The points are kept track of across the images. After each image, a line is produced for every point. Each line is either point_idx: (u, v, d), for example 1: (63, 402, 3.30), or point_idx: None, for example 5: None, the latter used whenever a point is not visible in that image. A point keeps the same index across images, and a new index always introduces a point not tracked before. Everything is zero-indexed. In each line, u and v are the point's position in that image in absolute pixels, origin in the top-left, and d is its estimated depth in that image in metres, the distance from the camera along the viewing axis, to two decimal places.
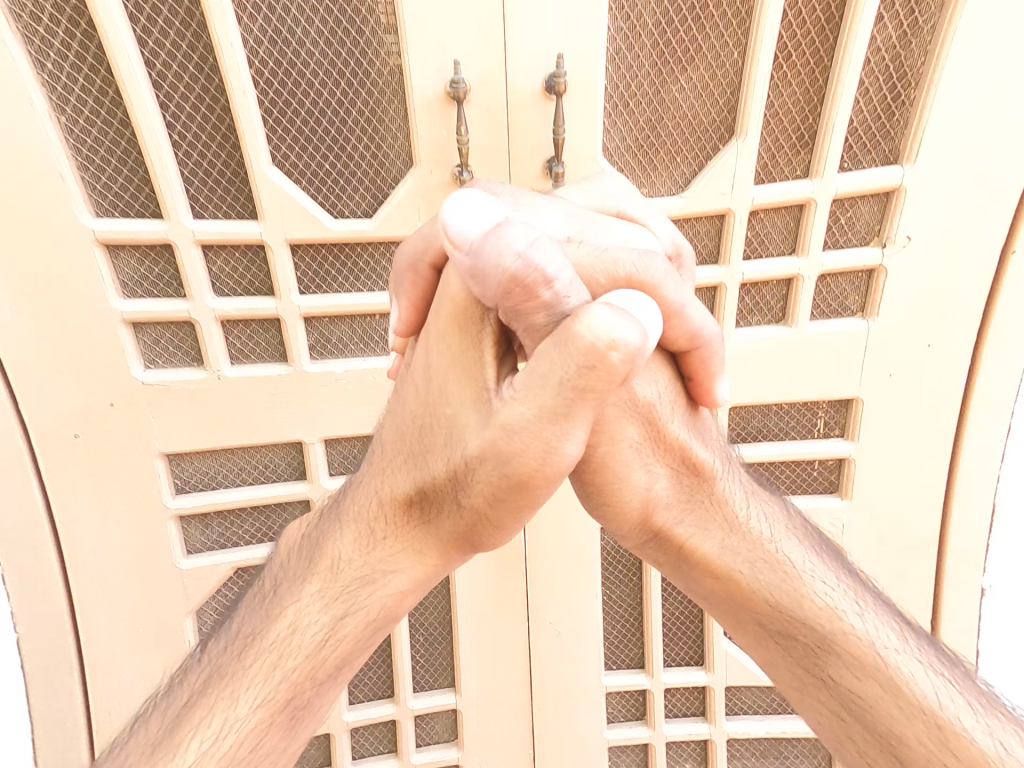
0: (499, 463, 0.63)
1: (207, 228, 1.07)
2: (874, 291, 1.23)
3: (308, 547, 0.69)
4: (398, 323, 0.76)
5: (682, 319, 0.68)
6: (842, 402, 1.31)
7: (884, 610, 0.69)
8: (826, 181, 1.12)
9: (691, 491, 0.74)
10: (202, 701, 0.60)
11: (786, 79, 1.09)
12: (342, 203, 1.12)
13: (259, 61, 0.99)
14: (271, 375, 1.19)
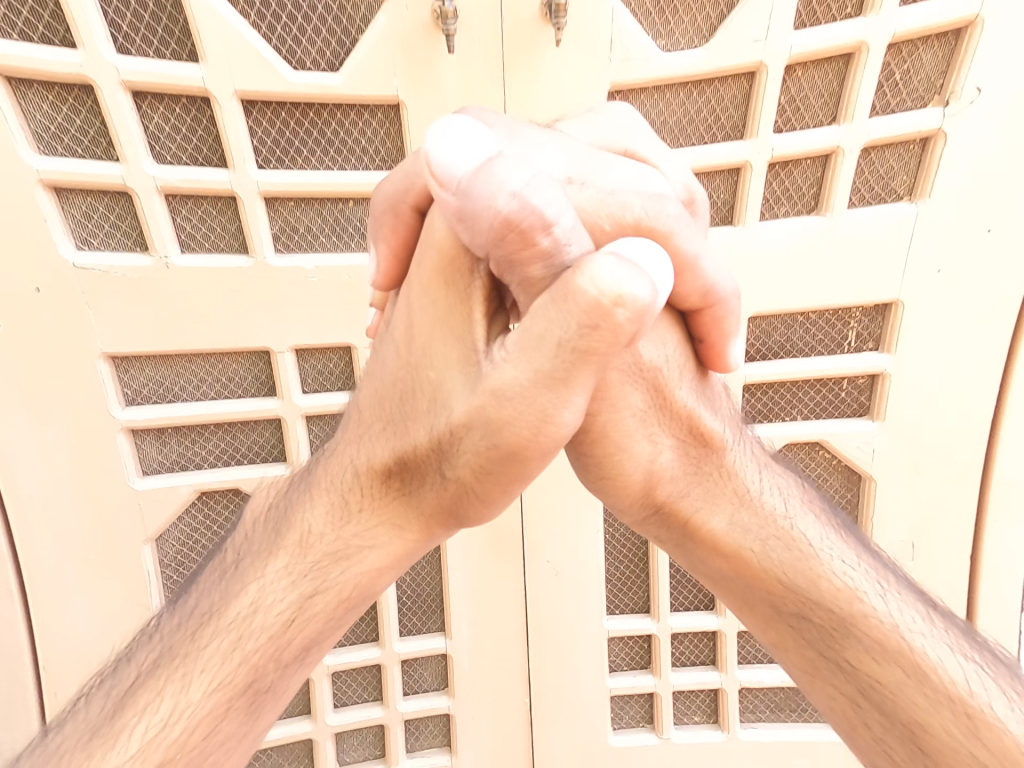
0: (487, 432, 0.56)
1: (133, 67, 1.01)
2: (928, 167, 1.19)
3: (274, 518, 0.64)
4: (377, 275, 0.68)
5: (695, 273, 0.61)
6: (879, 308, 1.29)
7: (907, 590, 0.64)
8: (881, 20, 1.07)
9: (698, 463, 0.68)
10: (148, 684, 0.53)
11: None
12: (302, 54, 1.07)
13: None
14: (232, 267, 1.16)
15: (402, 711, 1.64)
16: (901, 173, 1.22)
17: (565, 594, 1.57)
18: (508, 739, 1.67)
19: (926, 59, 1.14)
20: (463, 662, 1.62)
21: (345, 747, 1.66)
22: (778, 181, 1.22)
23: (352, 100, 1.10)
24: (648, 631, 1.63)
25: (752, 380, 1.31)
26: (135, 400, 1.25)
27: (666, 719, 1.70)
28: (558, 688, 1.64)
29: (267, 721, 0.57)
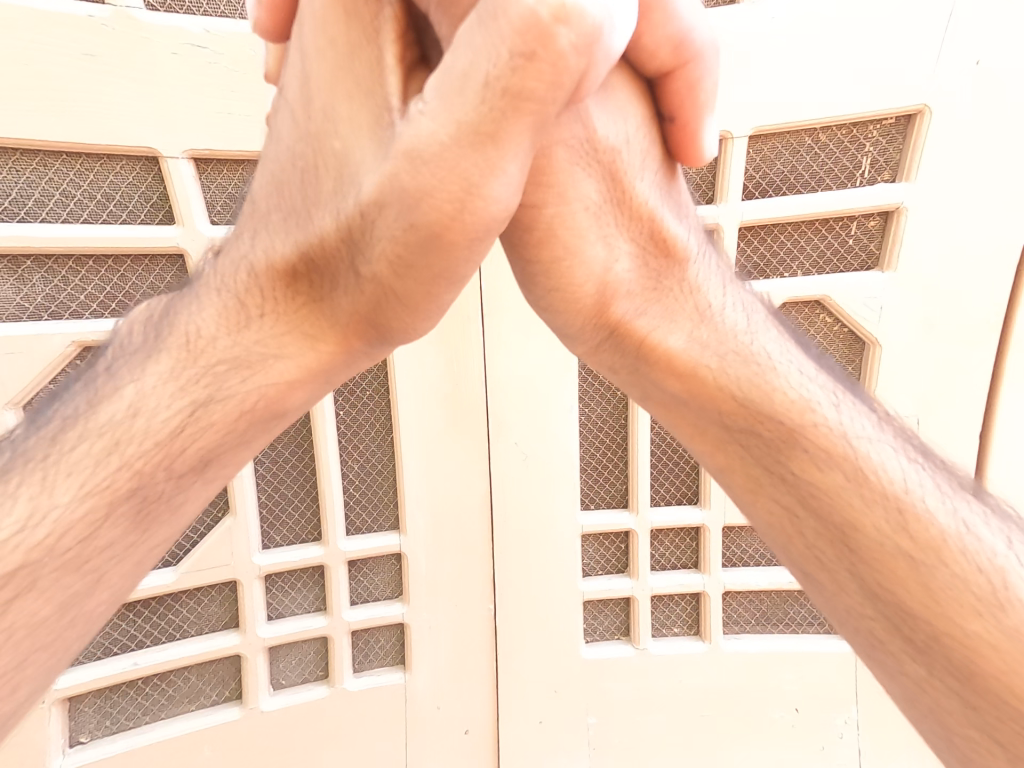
0: (402, 209, 0.46)
1: None
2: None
3: (156, 322, 0.55)
4: (258, 16, 0.52)
5: (666, 14, 0.50)
6: (906, 119, 1.65)
7: (861, 402, 0.63)
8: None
9: (657, 277, 0.61)
10: (2, 484, 0.48)
11: None
12: None
13: None
14: (90, 19, 1.29)
15: (348, 620, 1.85)
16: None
17: (536, 473, 1.83)
18: (469, 632, 1.94)
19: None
20: (421, 562, 1.86)
21: (281, 667, 1.85)
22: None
23: None
24: (627, 527, 1.92)
25: (772, 218, 1.70)
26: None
27: (640, 624, 2.02)
28: (527, 578, 1.91)
29: (159, 535, 0.53)
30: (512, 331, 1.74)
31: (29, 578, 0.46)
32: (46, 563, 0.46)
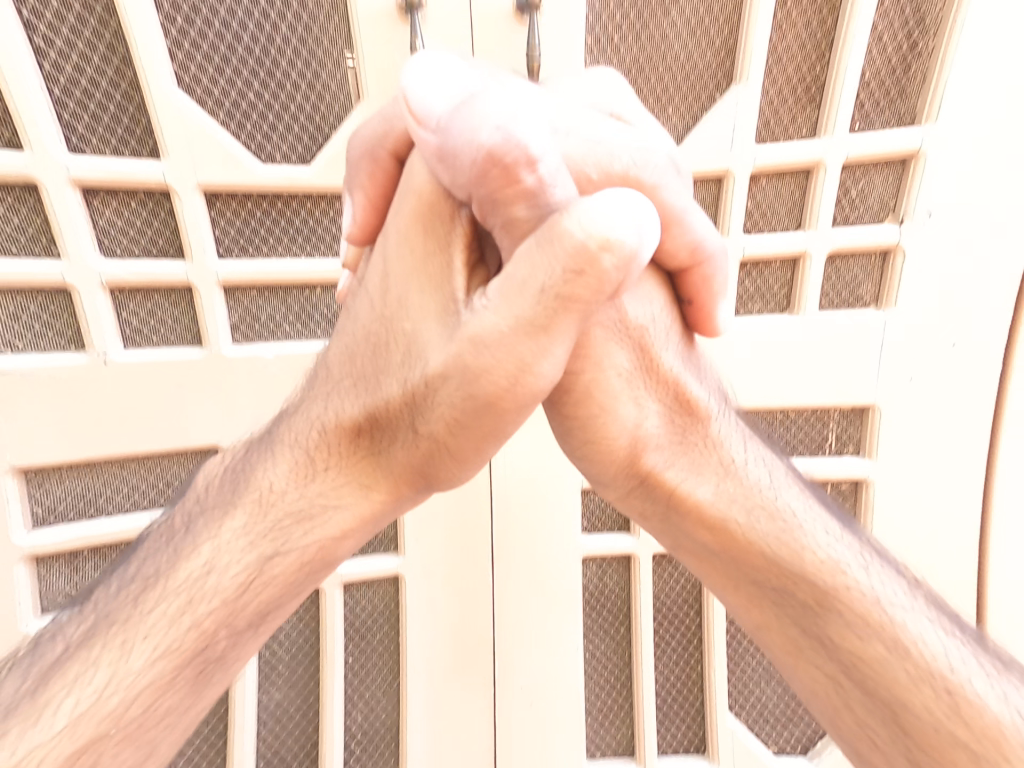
0: (464, 382, 0.53)
1: (87, 165, 0.90)
2: (910, 181, 1.07)
3: (232, 476, 0.60)
4: (350, 227, 0.64)
5: (682, 228, 0.61)
6: (856, 411, 1.20)
7: (889, 565, 0.64)
8: (838, 139, 1.02)
9: (683, 432, 0.66)
10: (82, 652, 0.50)
11: (792, 20, 0.99)
12: (270, 146, 0.98)
13: None
14: (184, 360, 1.03)
15: None
16: (867, 281, 1.14)
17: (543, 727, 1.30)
18: None
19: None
20: None
21: None
22: (751, 280, 1.14)
23: (322, 189, 1.01)
24: None
25: None
26: (45, 520, 1.03)
27: None
28: None
29: (214, 691, 0.55)
30: (519, 548, 1.28)
31: (92, 756, 0.47)
32: (111, 736, 0.47)
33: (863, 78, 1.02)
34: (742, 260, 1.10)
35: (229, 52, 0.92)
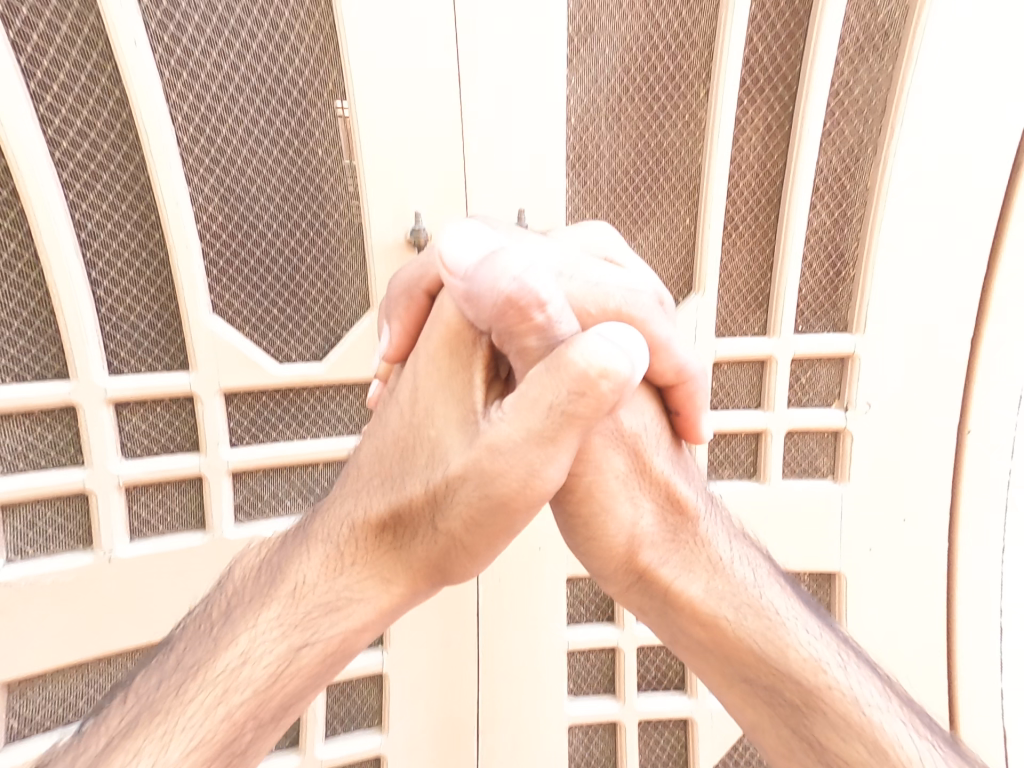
0: (481, 484, 0.61)
1: (122, 386, 1.15)
2: (848, 380, 1.43)
3: (269, 570, 0.68)
4: (387, 347, 0.76)
5: (668, 353, 0.72)
6: (827, 578, 1.55)
7: (866, 664, 0.68)
8: (784, 343, 1.37)
9: (675, 531, 0.72)
10: (125, 743, 0.57)
11: (735, 247, 1.34)
12: (287, 348, 1.23)
13: (206, 219, 1.12)
14: (187, 545, 1.26)
15: None
16: (822, 453, 1.50)
17: None
18: None
19: (857, 219, 1.33)
20: None
21: None
22: (722, 448, 1.47)
23: (331, 380, 1.27)
24: None
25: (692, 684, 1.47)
26: (18, 733, 1.20)
27: None
28: None
29: None
30: (509, 711, 1.44)
31: None
32: None
33: (800, 295, 1.38)
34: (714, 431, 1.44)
35: (255, 286, 1.18)
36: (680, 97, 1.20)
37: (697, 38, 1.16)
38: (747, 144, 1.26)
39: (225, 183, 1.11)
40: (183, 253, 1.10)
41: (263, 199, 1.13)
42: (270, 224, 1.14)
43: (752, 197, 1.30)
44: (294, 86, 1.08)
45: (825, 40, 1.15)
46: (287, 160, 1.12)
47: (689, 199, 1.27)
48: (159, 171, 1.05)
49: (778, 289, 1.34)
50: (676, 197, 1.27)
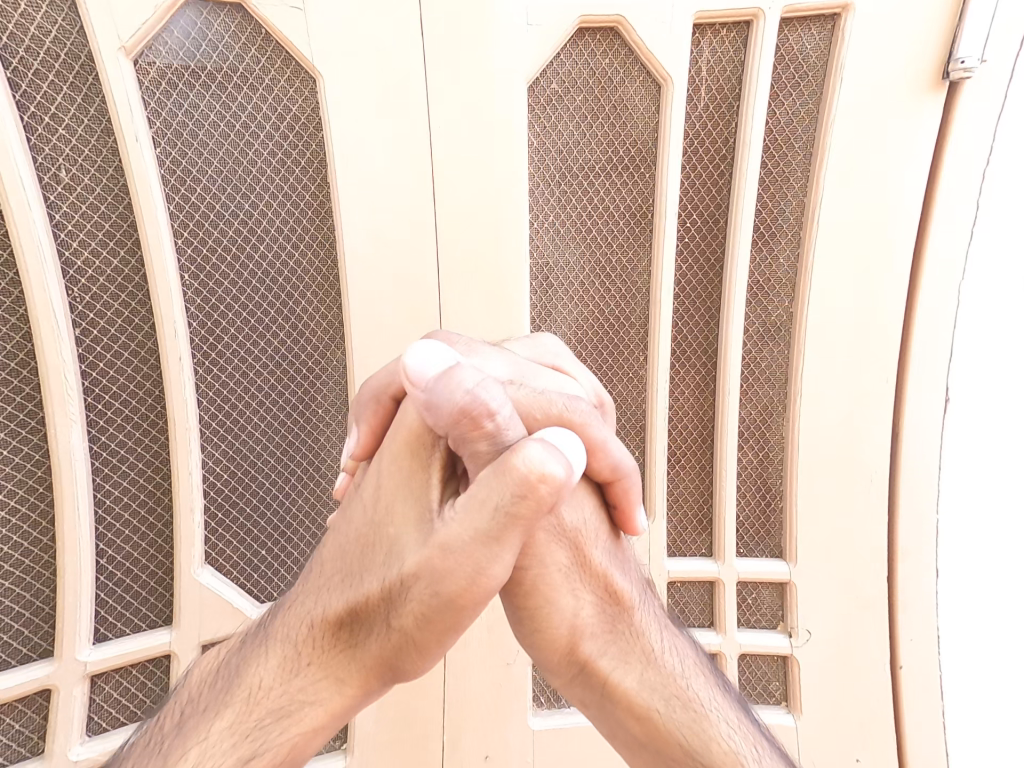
0: (432, 581, 0.66)
1: (99, 659, 1.40)
2: (789, 606, 1.79)
3: (227, 675, 0.70)
4: (354, 446, 0.84)
5: (605, 452, 0.81)
6: None
7: (775, 756, 0.77)
8: (728, 567, 1.76)
9: (613, 622, 0.78)
10: None
11: (682, 477, 1.76)
12: (266, 589, 1.55)
13: (214, 491, 1.47)
14: None
15: None
16: (775, 680, 1.85)
17: None
18: None
19: (779, 458, 1.75)
20: None
21: None
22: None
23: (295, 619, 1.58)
24: None
25: None
26: None
27: None
28: None
29: None
30: None
31: None
32: None
33: (740, 520, 1.79)
34: None
35: (244, 534, 1.52)
36: (628, 363, 1.66)
37: (635, 322, 1.63)
38: (683, 399, 1.72)
39: (234, 468, 1.48)
40: (187, 518, 1.42)
41: (264, 480, 1.51)
42: (264, 494, 1.52)
43: (692, 442, 1.75)
44: (299, 396, 1.50)
45: (734, 319, 1.61)
46: (284, 444, 1.51)
47: (638, 440, 1.70)
48: (181, 460, 1.40)
49: (718, 515, 1.74)
50: (631, 438, 1.70)
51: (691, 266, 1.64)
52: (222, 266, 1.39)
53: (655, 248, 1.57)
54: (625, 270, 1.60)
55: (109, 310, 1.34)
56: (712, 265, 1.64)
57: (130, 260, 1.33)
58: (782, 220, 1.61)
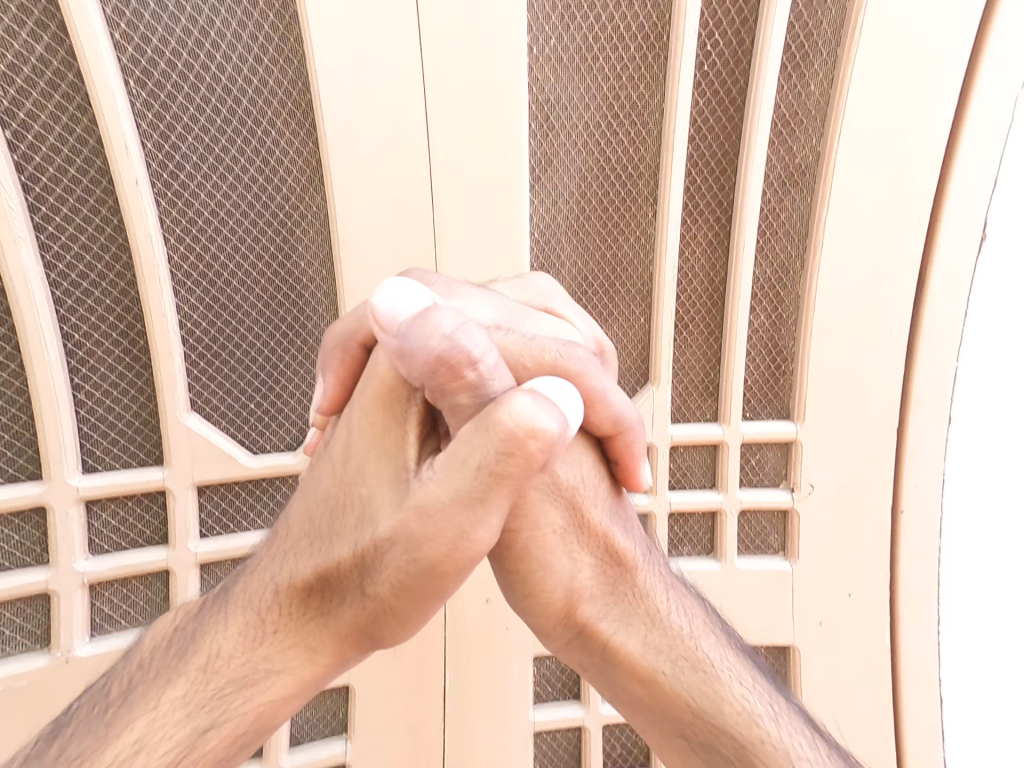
0: (409, 547, 0.59)
1: (92, 485, 1.20)
2: (794, 461, 1.58)
3: (181, 641, 0.65)
4: (320, 400, 0.76)
5: (606, 404, 0.73)
6: (782, 651, 1.66)
7: (796, 714, 0.72)
8: (733, 428, 1.54)
9: (614, 583, 0.72)
10: None
11: (689, 340, 1.52)
12: (262, 441, 1.33)
13: (193, 329, 1.24)
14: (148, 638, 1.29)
15: None
16: (773, 532, 1.64)
17: None
18: None
19: (793, 319, 1.53)
20: None
21: None
22: (679, 526, 1.61)
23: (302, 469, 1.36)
24: None
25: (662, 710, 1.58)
26: None
27: None
28: None
29: None
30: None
31: None
32: None
33: (746, 385, 1.56)
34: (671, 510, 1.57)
35: (233, 382, 1.29)
36: (634, 217, 1.41)
37: (644, 172, 1.38)
38: (695, 255, 1.47)
39: (213, 301, 1.24)
40: (165, 361, 1.20)
41: (249, 314, 1.26)
42: (250, 334, 1.27)
43: (699, 304, 1.50)
44: (279, 222, 1.24)
45: (754, 166, 1.37)
46: (267, 278, 1.26)
47: (644, 299, 1.46)
48: (151, 293, 1.17)
49: (728, 377, 1.51)
50: (637, 300, 1.45)
51: (709, 104, 1.37)
52: (170, 54, 1.10)
53: (669, 88, 1.31)
54: (636, 113, 1.34)
55: (38, 104, 1.06)
56: (732, 102, 1.38)
57: (58, 45, 1.05)
58: (815, 39, 1.35)
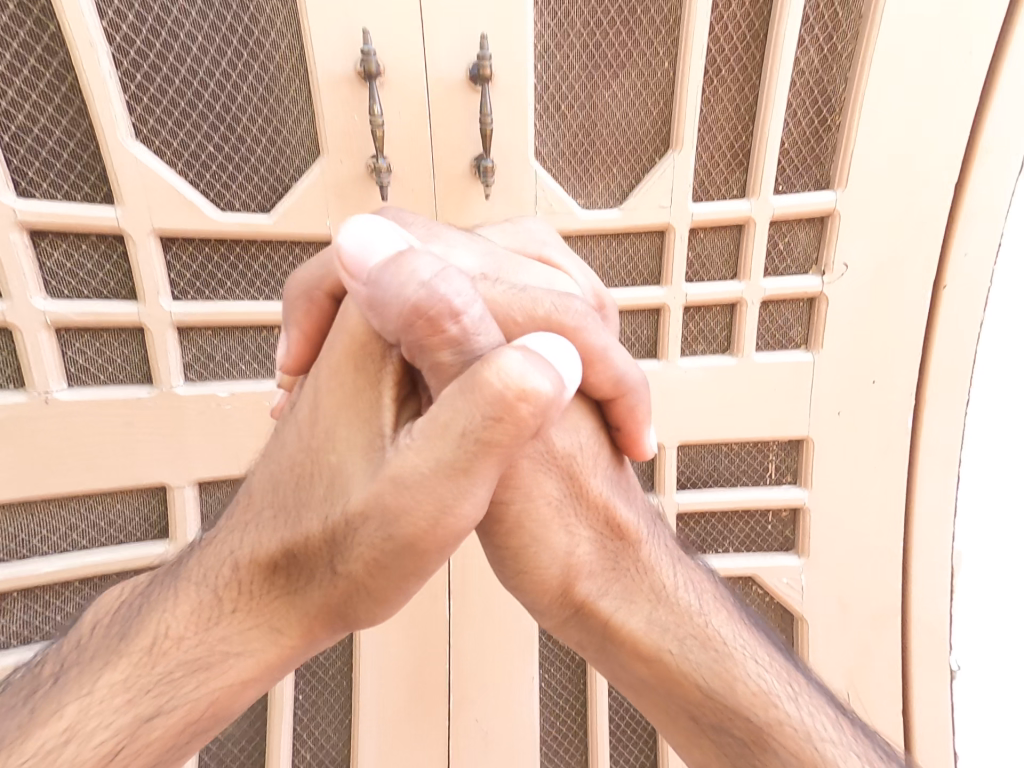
0: (384, 522, 0.52)
1: (34, 209, 0.99)
2: (829, 238, 1.21)
3: (127, 616, 0.60)
4: (284, 356, 0.68)
5: (606, 364, 0.65)
6: (793, 442, 1.35)
7: (816, 693, 0.67)
8: (764, 201, 1.16)
9: (616, 559, 0.67)
10: None
11: (718, 96, 1.12)
12: (227, 192, 1.07)
13: (115, 18, 0.94)
14: (131, 396, 1.13)
15: None
16: (795, 324, 1.29)
17: None
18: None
19: (846, 73, 1.12)
20: None
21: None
22: (693, 323, 1.28)
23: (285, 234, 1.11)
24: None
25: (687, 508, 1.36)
26: None
27: None
28: None
29: None
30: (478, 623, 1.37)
31: None
32: None
33: (781, 144, 1.16)
34: (687, 305, 1.24)
35: (186, 112, 1.01)
36: None
37: None
38: None
39: None
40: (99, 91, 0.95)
41: None
42: (189, 29, 0.96)
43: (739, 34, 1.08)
44: None
45: None
46: None
47: (669, 45, 1.07)
48: None
49: (762, 140, 1.12)
50: (657, 42, 1.07)
51: None
52: None
53: None
54: None
55: None
56: None
57: None
58: None
